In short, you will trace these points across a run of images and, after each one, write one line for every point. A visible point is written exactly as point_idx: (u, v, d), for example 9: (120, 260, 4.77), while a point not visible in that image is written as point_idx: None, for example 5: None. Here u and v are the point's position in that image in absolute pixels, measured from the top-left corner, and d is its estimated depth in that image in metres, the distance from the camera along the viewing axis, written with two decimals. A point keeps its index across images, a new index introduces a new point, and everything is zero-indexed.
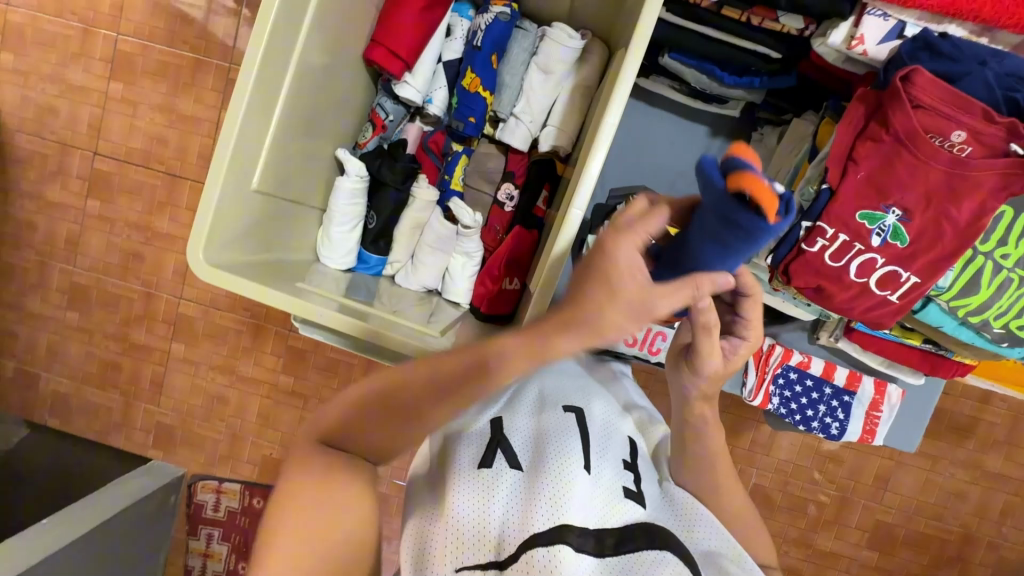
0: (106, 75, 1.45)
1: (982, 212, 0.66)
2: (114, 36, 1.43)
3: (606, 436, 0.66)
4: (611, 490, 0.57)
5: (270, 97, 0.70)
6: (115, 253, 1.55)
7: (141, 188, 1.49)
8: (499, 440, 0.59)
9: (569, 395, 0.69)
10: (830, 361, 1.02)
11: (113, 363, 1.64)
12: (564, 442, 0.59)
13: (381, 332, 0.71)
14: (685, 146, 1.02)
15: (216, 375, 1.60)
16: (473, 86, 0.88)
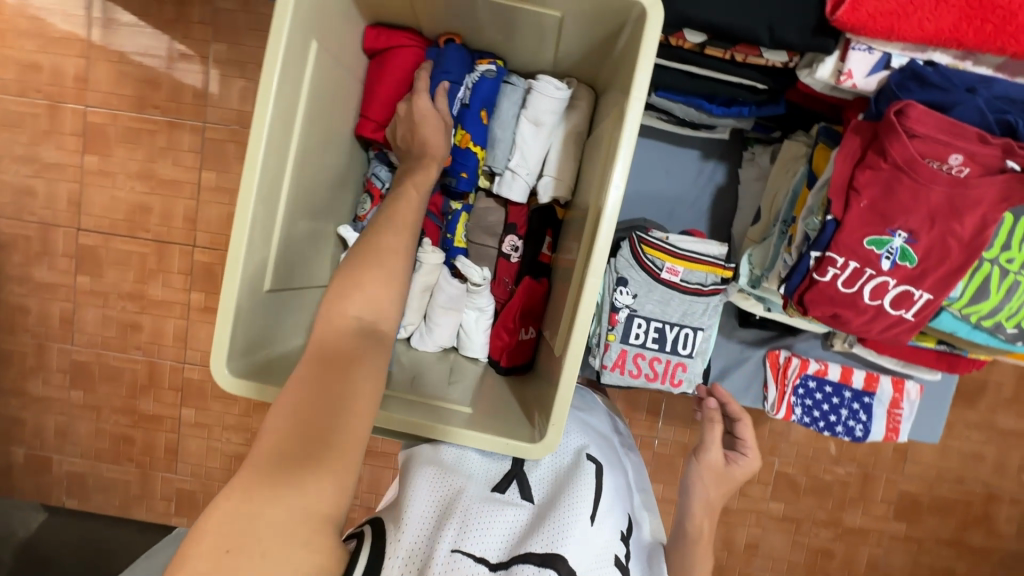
0: (80, 149, 1.43)
1: (985, 224, 0.68)
2: (82, 109, 1.41)
3: (617, 499, 0.70)
4: (605, 544, 0.61)
5: (272, 197, 0.69)
6: (113, 326, 1.53)
7: (129, 258, 1.48)
8: (519, 477, 0.70)
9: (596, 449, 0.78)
10: (846, 365, 1.03)
11: (125, 436, 1.62)
12: (579, 486, 0.66)
13: (390, 414, 0.68)
14: (680, 174, 1.03)
15: (232, 434, 1.60)
16: (464, 142, 0.87)
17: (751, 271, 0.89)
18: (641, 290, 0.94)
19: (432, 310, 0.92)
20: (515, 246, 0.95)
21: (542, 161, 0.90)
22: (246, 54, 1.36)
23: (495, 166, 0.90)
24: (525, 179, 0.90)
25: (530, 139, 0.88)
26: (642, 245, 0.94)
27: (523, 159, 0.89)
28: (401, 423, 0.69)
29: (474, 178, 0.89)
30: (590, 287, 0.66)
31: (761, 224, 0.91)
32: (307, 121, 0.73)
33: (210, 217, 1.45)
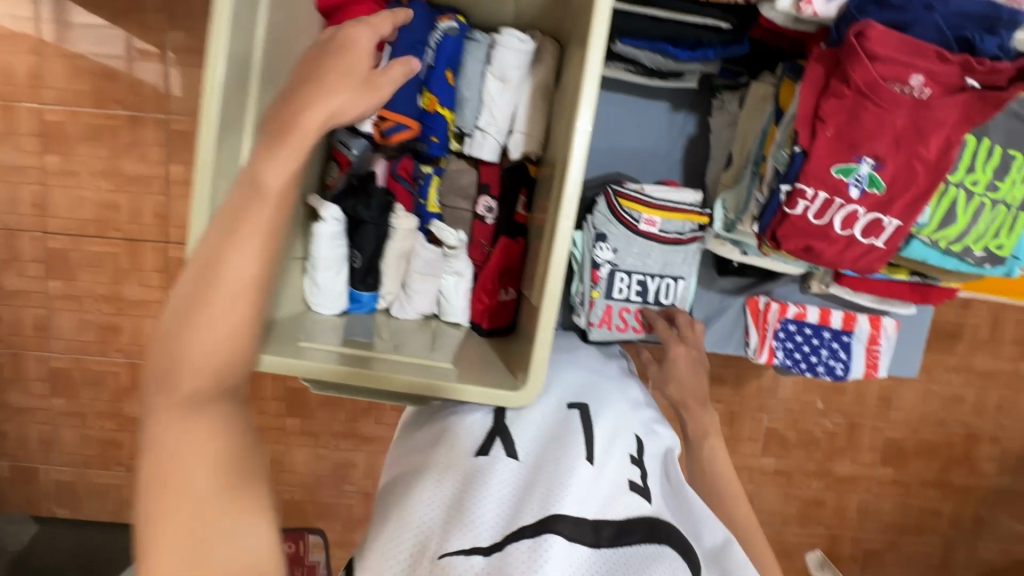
0: (39, 150, 1.36)
1: (947, 145, 0.69)
2: (37, 108, 1.34)
3: (612, 432, 0.70)
4: (613, 483, 0.62)
5: (231, 161, 0.66)
6: (90, 330, 1.49)
7: (102, 259, 1.43)
8: (501, 434, 0.67)
9: (581, 391, 0.77)
10: (825, 307, 1.05)
11: (112, 440, 1.60)
12: (568, 439, 0.65)
13: (388, 376, 0.73)
14: (651, 126, 1.02)
15: None
16: (432, 105, 0.86)
17: (725, 217, 0.88)
18: (620, 243, 0.93)
19: (410, 277, 0.92)
20: (490, 208, 0.94)
21: (510, 117, 0.88)
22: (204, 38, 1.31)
23: (465, 126, 0.88)
24: (495, 137, 0.88)
25: (498, 96, 0.86)
26: (619, 198, 0.92)
27: (491, 116, 0.87)
28: (395, 380, 0.73)
29: (445, 143, 0.89)
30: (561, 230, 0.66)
31: (733, 169, 0.91)
32: (263, 82, 0.70)
33: (180, 211, 1.41)
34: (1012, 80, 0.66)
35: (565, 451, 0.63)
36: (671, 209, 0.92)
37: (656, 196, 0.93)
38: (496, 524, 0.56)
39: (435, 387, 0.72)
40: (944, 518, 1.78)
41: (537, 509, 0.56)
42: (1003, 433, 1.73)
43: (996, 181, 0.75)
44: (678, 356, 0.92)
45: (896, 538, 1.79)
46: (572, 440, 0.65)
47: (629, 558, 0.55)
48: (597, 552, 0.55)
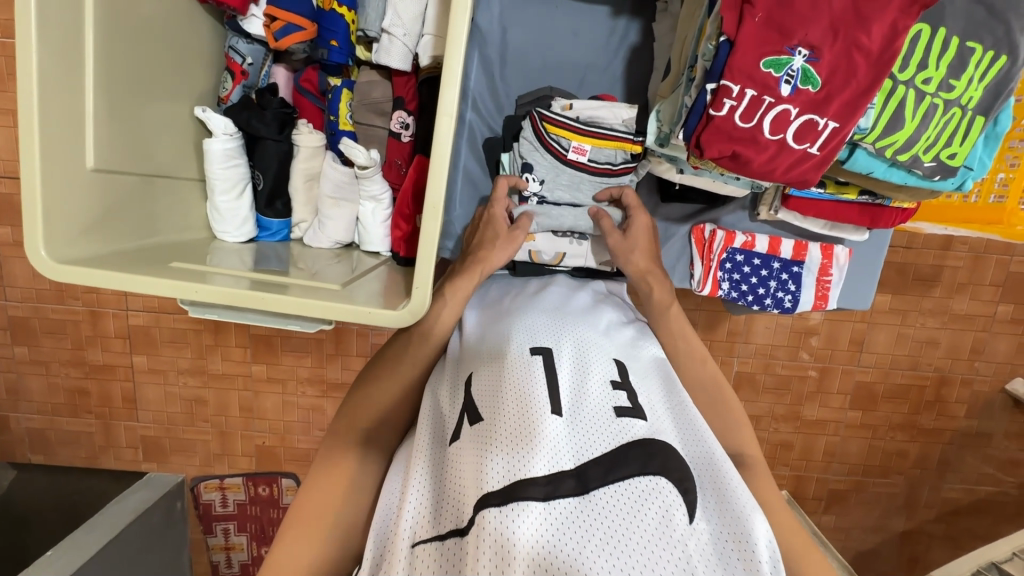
0: None
1: (893, 34, 0.60)
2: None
3: (582, 369, 0.64)
4: (591, 420, 0.56)
5: (74, 52, 0.59)
6: (45, 279, 1.52)
7: None
8: (467, 407, 0.61)
9: (542, 334, 0.68)
10: (775, 236, 0.98)
11: (81, 388, 1.64)
12: (527, 386, 0.59)
13: (276, 298, 0.64)
14: (589, 34, 0.92)
15: (188, 377, 1.64)
16: (328, 3, 0.78)
17: (659, 129, 0.80)
18: (541, 167, 0.88)
19: (321, 202, 0.85)
20: (405, 123, 0.86)
21: (420, 18, 0.78)
22: None
23: (369, 29, 0.79)
24: (403, 42, 0.79)
25: None
26: (543, 122, 0.86)
27: (397, 16, 0.78)
28: (283, 302, 0.64)
29: (347, 48, 0.80)
30: (443, 132, 0.58)
31: (670, 78, 0.82)
32: None
33: None
34: None
35: (527, 397, 0.57)
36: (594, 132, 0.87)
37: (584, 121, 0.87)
38: (474, 495, 0.50)
39: (321, 307, 0.63)
40: (910, 460, 1.76)
41: (504, 469, 0.50)
42: (978, 377, 1.68)
43: (951, 79, 0.66)
44: (639, 227, 0.86)
45: (862, 480, 1.78)
46: (531, 385, 0.59)
47: (621, 493, 0.49)
48: (581, 497, 0.49)
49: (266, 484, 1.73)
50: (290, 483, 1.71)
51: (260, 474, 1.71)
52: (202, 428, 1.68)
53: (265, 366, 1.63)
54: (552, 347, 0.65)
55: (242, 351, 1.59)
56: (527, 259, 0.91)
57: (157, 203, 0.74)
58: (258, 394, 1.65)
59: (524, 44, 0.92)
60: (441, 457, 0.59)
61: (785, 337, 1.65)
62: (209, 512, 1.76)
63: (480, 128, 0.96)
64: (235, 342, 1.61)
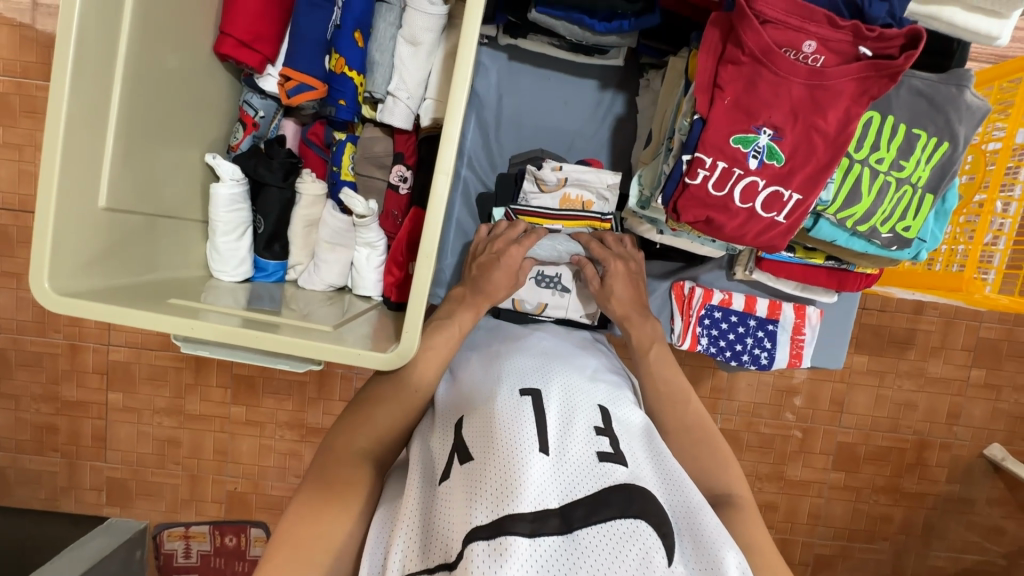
0: None
1: (849, 119, 0.67)
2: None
3: (568, 413, 0.65)
4: (575, 462, 0.57)
5: (100, 98, 0.64)
6: (28, 310, 1.52)
7: None
8: (457, 446, 0.62)
9: (530, 377, 0.70)
10: (750, 294, 1.03)
11: (49, 425, 1.59)
12: (516, 425, 0.60)
13: (270, 336, 0.66)
14: (579, 104, 1.00)
15: (163, 417, 1.60)
16: (339, 67, 0.83)
17: (641, 192, 0.86)
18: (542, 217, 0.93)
19: (318, 246, 0.89)
20: (404, 177, 0.91)
21: (423, 84, 0.85)
22: None
23: (375, 91, 0.86)
24: (407, 104, 0.85)
25: (409, 61, 0.84)
26: (518, 216, 0.92)
27: (402, 81, 0.84)
28: (278, 341, 0.66)
29: (354, 107, 0.86)
30: (439, 191, 0.63)
31: (651, 146, 0.89)
32: (144, 22, 0.68)
33: None
34: (906, 46, 0.63)
35: (515, 436, 0.59)
36: (575, 199, 0.93)
37: (560, 203, 0.93)
38: (461, 532, 0.51)
39: (311, 348, 0.65)
40: (896, 525, 1.75)
41: (492, 507, 0.51)
42: (957, 441, 1.70)
43: (901, 161, 0.73)
44: (617, 273, 0.89)
45: (847, 545, 1.76)
46: (518, 426, 0.60)
47: (602, 536, 0.50)
48: (564, 536, 0.50)
49: (233, 533, 1.65)
50: (260, 533, 1.65)
51: (229, 521, 1.65)
52: (173, 471, 1.63)
53: (244, 407, 1.61)
54: (540, 391, 0.67)
55: (224, 391, 1.58)
56: (510, 307, 0.95)
57: (159, 241, 0.76)
58: (236, 437, 1.62)
59: (518, 111, 1.00)
60: (429, 495, 0.59)
61: (767, 396, 1.68)
62: (171, 562, 1.67)
63: (474, 183, 1.02)
64: (216, 382, 1.59)
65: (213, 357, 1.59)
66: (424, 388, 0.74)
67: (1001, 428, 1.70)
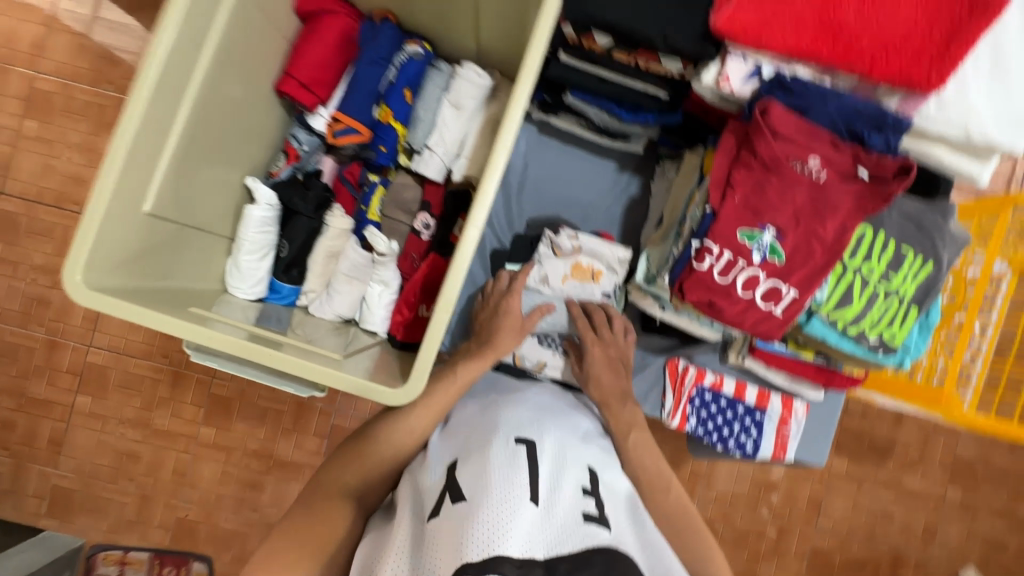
0: (20, 112, 1.46)
1: (844, 229, 0.74)
2: (31, 75, 1.45)
3: (559, 468, 0.66)
4: (564, 518, 0.58)
5: (164, 117, 0.69)
6: (15, 300, 1.51)
7: (48, 229, 1.48)
8: (449, 485, 0.62)
9: (524, 426, 0.71)
10: (741, 380, 1.05)
11: (8, 420, 1.54)
12: (510, 473, 0.61)
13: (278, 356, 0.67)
14: (596, 181, 1.08)
15: (127, 428, 1.55)
16: (386, 117, 0.90)
17: (648, 269, 0.91)
18: (553, 280, 0.97)
19: (335, 278, 0.92)
20: (427, 224, 0.96)
21: (460, 143, 0.93)
22: None
23: (414, 143, 0.92)
24: (442, 158, 0.93)
25: (450, 121, 0.92)
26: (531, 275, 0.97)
27: (441, 138, 0.92)
28: (286, 361, 0.67)
29: (393, 154, 0.92)
30: (469, 244, 0.67)
31: (663, 228, 0.95)
32: (219, 58, 0.74)
33: None
34: (898, 172, 0.71)
35: (509, 483, 0.59)
36: (587, 267, 0.97)
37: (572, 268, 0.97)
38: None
39: (319, 372, 0.67)
40: None
41: (481, 553, 0.51)
42: (932, 560, 1.68)
43: (890, 273, 0.80)
44: (594, 359, 0.93)
45: None
46: (512, 473, 0.61)
47: None
48: None
49: (174, 565, 1.55)
50: (201, 568, 1.55)
51: (171, 551, 1.55)
52: (124, 488, 1.56)
53: (214, 430, 1.56)
54: (534, 441, 0.68)
55: (197, 410, 1.54)
56: (509, 361, 0.98)
57: (185, 251, 0.79)
58: (199, 460, 1.56)
59: (539, 179, 1.07)
60: (416, 532, 0.59)
61: (745, 487, 1.66)
62: None
63: (489, 240, 1.07)
64: (190, 400, 1.56)
65: (193, 374, 1.56)
66: (417, 432, 0.75)
67: (976, 552, 1.68)
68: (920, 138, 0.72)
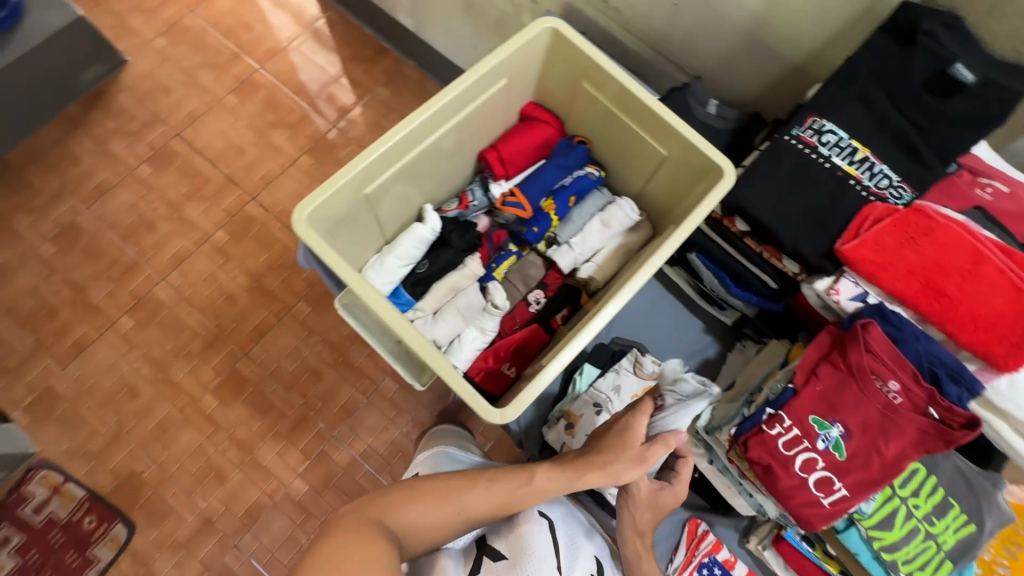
0: (230, 88, 1.81)
1: (904, 455, 0.82)
2: (254, 68, 1.84)
3: (572, 550, 0.90)
4: None
5: (416, 137, 0.94)
6: (132, 215, 1.67)
7: (196, 175, 1.72)
8: (484, 547, 0.89)
9: (543, 507, 0.96)
10: (752, 570, 1.05)
11: (50, 307, 1.57)
12: (537, 550, 0.86)
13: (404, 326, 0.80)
14: (682, 331, 1.20)
15: (145, 364, 1.54)
16: (548, 208, 1.10)
17: (710, 419, 0.99)
18: (624, 392, 1.08)
19: (447, 307, 1.06)
20: (537, 301, 1.10)
21: (593, 251, 1.09)
22: (393, 107, 1.84)
23: (559, 236, 1.10)
24: (575, 256, 1.08)
25: (593, 232, 1.09)
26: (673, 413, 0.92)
27: (582, 241, 1.09)
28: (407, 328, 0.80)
29: (539, 236, 1.10)
30: (595, 326, 0.86)
31: (732, 392, 1.05)
32: (467, 117, 1.01)
33: (281, 185, 1.73)
34: (965, 425, 0.79)
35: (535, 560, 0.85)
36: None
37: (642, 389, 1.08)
38: None
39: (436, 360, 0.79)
40: None
41: None
42: None
43: (933, 517, 0.85)
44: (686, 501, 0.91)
45: None
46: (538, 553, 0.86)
47: None
48: None
49: (97, 518, 1.42)
50: (120, 534, 1.41)
51: (107, 502, 1.43)
52: (104, 417, 1.50)
53: (217, 402, 1.53)
54: (553, 521, 0.93)
55: (216, 376, 1.54)
56: (557, 444, 1.07)
57: (358, 229, 1.00)
58: (187, 424, 1.50)
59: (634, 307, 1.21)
60: None
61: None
62: (15, 509, 1.42)
63: None
64: (214, 365, 1.56)
65: (230, 343, 1.58)
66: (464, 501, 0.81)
67: None
68: (992, 408, 0.82)
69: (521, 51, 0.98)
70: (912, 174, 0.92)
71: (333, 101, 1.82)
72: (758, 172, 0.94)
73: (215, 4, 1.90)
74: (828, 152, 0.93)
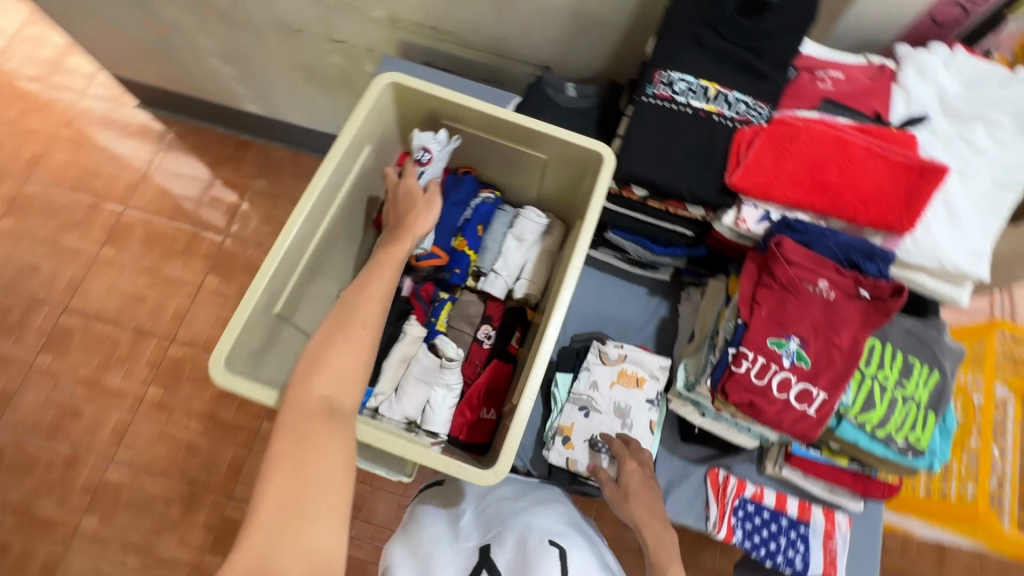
0: (102, 240, 1.69)
1: (857, 339, 0.87)
2: (120, 211, 1.72)
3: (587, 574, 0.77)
4: None
5: (303, 240, 0.91)
6: (49, 410, 1.53)
7: (103, 342, 1.59)
8: (485, 562, 0.81)
9: (561, 532, 0.84)
10: (781, 491, 1.09)
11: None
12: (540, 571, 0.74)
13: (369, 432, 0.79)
14: (631, 303, 1.23)
15: (128, 557, 1.42)
16: (461, 246, 1.09)
17: (686, 377, 1.03)
18: (602, 385, 1.07)
19: (405, 380, 1.03)
20: (489, 335, 1.10)
21: (520, 268, 1.10)
22: (278, 194, 1.77)
23: (483, 267, 1.11)
24: (505, 279, 1.09)
25: (512, 250, 1.10)
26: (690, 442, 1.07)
27: (505, 263, 1.10)
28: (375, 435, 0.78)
29: (464, 275, 1.10)
30: (548, 338, 0.86)
31: (695, 342, 1.09)
32: (348, 196, 0.99)
33: (196, 315, 1.63)
34: (893, 293, 0.86)
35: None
36: (631, 374, 1.08)
37: (618, 374, 1.08)
38: None
39: (414, 449, 0.77)
40: None
41: None
42: None
43: (904, 381, 0.91)
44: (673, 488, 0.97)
45: None
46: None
47: None
48: None
49: None
50: None
51: None
52: None
53: (220, 561, 1.43)
54: (566, 546, 0.81)
55: (209, 535, 1.44)
56: (562, 465, 1.04)
57: (283, 348, 0.94)
58: None
59: (581, 298, 1.23)
60: None
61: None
62: None
63: None
64: (201, 524, 1.45)
65: (208, 495, 1.47)
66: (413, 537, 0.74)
67: None
68: (904, 267, 0.90)
69: (372, 114, 0.96)
70: (762, 92, 0.98)
71: (215, 212, 1.74)
72: (631, 141, 0.98)
73: (50, 161, 1.76)
74: (684, 98, 0.98)
